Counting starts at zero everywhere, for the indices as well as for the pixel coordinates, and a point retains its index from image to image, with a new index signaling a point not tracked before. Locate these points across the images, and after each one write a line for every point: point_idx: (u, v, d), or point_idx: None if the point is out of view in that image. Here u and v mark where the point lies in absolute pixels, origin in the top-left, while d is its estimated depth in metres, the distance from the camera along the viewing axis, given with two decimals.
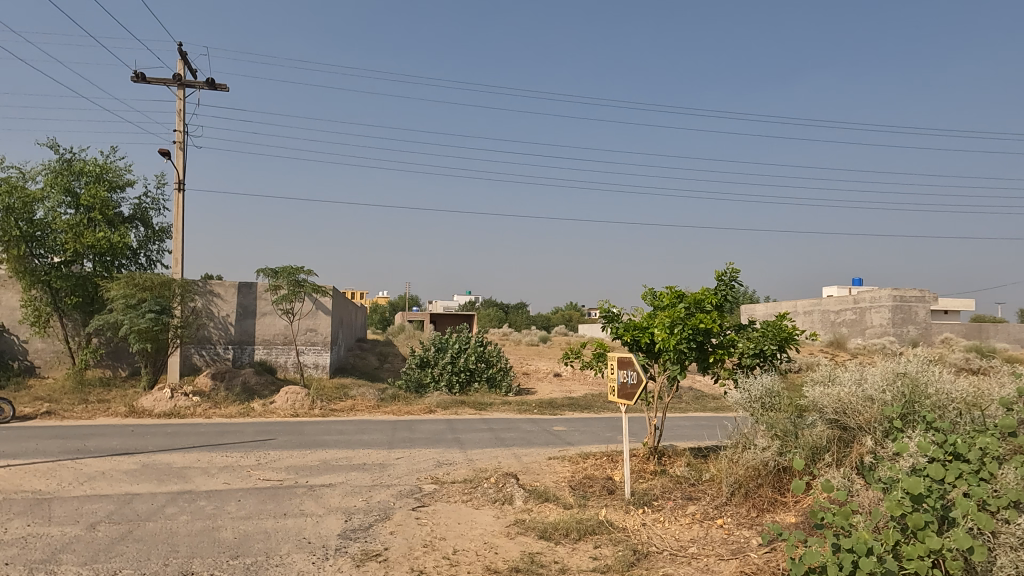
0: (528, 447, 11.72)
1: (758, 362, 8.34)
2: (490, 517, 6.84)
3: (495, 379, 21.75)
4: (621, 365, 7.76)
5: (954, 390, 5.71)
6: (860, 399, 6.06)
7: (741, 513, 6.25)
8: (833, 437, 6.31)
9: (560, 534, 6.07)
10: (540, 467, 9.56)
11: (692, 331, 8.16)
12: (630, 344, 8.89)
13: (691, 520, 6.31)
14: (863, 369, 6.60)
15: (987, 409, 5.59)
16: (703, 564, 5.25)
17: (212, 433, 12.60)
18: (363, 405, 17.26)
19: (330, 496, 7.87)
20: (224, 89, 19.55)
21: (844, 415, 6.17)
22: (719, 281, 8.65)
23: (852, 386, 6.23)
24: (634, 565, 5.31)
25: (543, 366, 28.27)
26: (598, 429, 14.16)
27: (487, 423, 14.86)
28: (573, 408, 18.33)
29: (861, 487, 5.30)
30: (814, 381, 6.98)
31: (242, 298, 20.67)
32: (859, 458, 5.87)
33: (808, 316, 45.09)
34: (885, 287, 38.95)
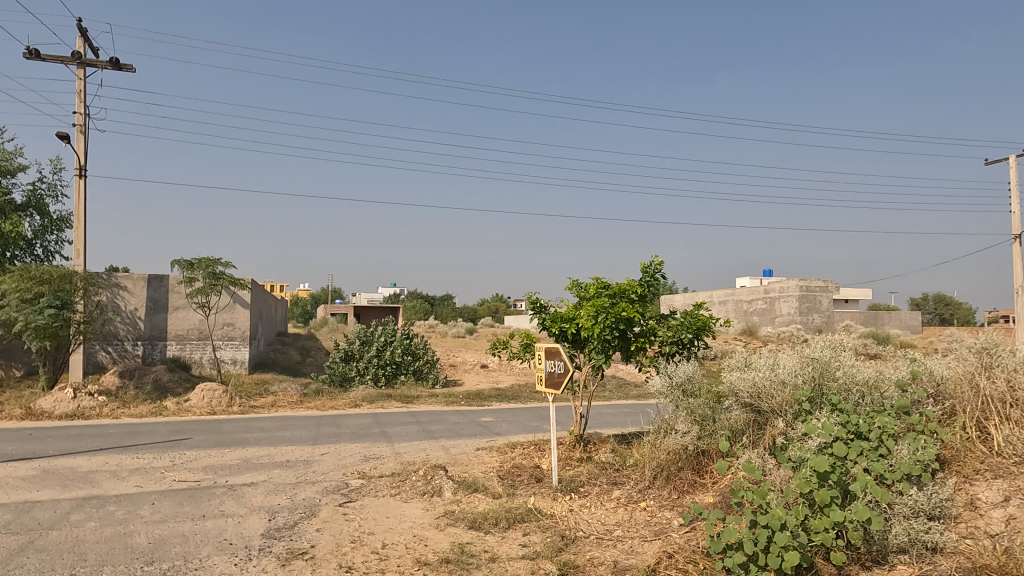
0: (456, 438, 11.74)
1: (678, 349, 8.66)
2: (419, 510, 6.81)
3: (421, 372, 21.63)
4: (548, 354, 7.87)
5: (858, 373, 6.09)
6: (773, 382, 6.38)
7: (663, 496, 6.49)
8: (748, 420, 6.58)
9: (489, 524, 6.13)
10: (468, 458, 9.59)
11: (616, 321, 8.36)
12: (556, 334, 9.03)
13: (616, 504, 6.51)
14: (775, 355, 6.96)
15: (885, 391, 5.99)
16: (628, 546, 5.44)
17: (120, 434, 11.89)
18: (286, 401, 16.74)
19: (251, 496, 7.62)
20: (130, 69, 18.39)
21: (758, 399, 6.47)
22: (642, 271, 8.86)
23: (766, 371, 6.56)
24: (561, 550, 5.43)
25: (470, 358, 28.38)
26: (524, 419, 14.34)
27: (413, 416, 14.78)
28: (500, 399, 18.49)
29: (774, 466, 5.60)
30: (730, 367, 7.29)
31: (152, 292, 19.60)
32: (771, 439, 6.16)
33: (723, 307, 47.14)
34: (792, 278, 41.17)
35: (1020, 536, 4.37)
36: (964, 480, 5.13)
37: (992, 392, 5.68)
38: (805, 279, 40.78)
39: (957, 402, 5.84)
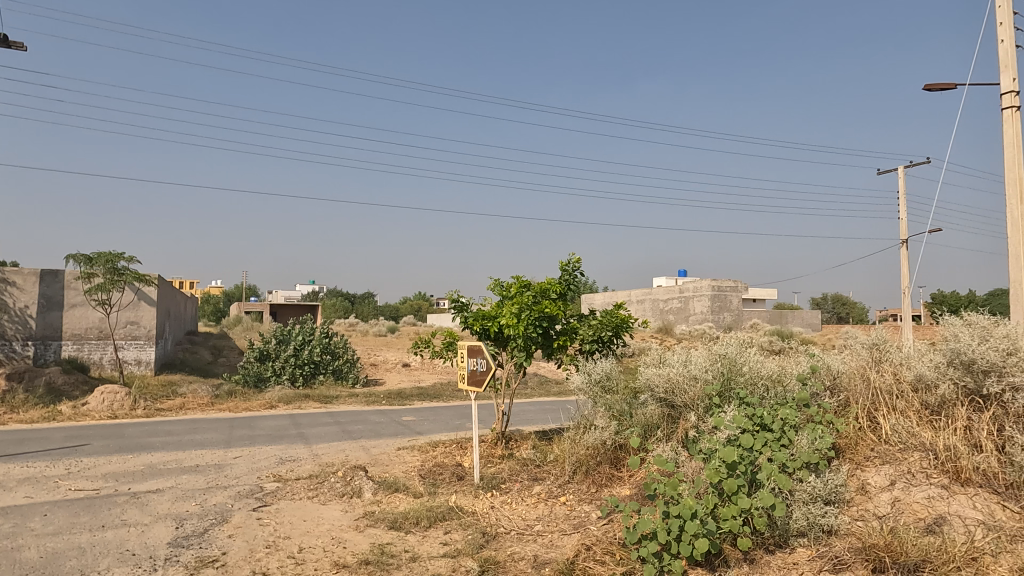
0: (377, 438, 11.56)
1: (598, 347, 8.86)
2: (337, 512, 6.67)
3: (341, 371, 21.15)
4: (470, 352, 7.87)
5: (763, 368, 6.45)
6: (686, 378, 6.66)
7: (582, 490, 6.64)
8: (663, 415, 6.82)
9: (410, 523, 6.08)
10: (389, 458, 9.47)
11: (538, 318, 8.48)
12: (479, 333, 9.05)
13: (537, 500, 6.61)
14: (688, 352, 7.25)
15: (787, 384, 6.37)
16: (548, 540, 5.53)
17: (7, 441, 10.98)
18: (195, 403, 15.96)
19: (157, 503, 7.23)
20: (20, 47, 17.00)
21: (672, 394, 6.72)
22: (563, 270, 9.02)
23: (679, 367, 6.83)
24: (482, 547, 5.46)
25: (392, 356, 28.00)
26: (447, 418, 14.30)
27: (332, 417, 14.43)
28: (422, 397, 18.34)
29: (686, 458, 5.83)
30: (646, 364, 7.54)
31: (45, 288, 18.21)
32: (684, 432, 6.42)
33: (641, 305, 48.61)
34: (705, 278, 42.96)
35: (904, 516, 4.77)
36: (856, 467, 5.53)
37: (882, 385, 6.15)
38: (717, 279, 42.66)
39: (850, 394, 6.29)
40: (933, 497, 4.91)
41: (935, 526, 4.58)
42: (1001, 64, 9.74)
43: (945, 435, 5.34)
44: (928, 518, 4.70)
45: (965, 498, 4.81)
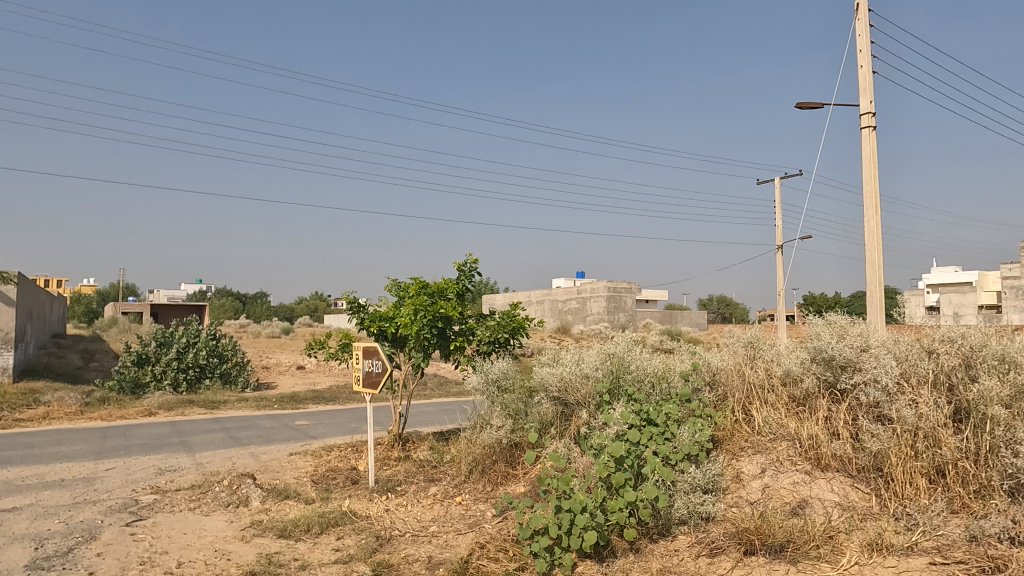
0: (267, 444, 11.10)
1: (494, 348, 8.96)
2: (222, 523, 6.35)
3: (230, 375, 20.11)
4: (366, 353, 7.74)
5: (649, 366, 6.77)
6: (578, 376, 6.88)
7: (478, 489, 6.70)
8: (556, 412, 7.00)
9: (300, 531, 5.89)
10: (280, 464, 9.11)
11: (434, 319, 8.48)
12: (375, 333, 8.91)
13: (432, 500, 6.59)
14: (580, 351, 7.48)
15: (671, 381, 6.72)
16: (442, 540, 5.54)
17: None
18: (61, 412, 14.65)
19: (12, 523, 6.57)
20: None
21: (565, 393, 6.91)
22: (461, 270, 9.05)
23: (572, 366, 7.03)
24: (375, 551, 5.38)
25: (285, 359, 26.95)
26: (343, 421, 13.95)
27: (219, 423, 13.70)
28: (317, 401, 17.79)
29: (578, 454, 6.02)
30: (541, 364, 7.70)
31: None
32: (576, 429, 6.62)
33: (540, 306, 49.51)
34: (601, 280, 44.39)
35: (772, 501, 5.18)
36: (732, 457, 5.93)
37: (755, 379, 6.63)
38: (612, 281, 44.21)
39: (727, 389, 6.73)
40: (797, 482, 5.36)
41: (798, 509, 5.00)
42: (860, 87, 10.75)
43: (808, 425, 5.84)
44: (793, 502, 5.12)
45: (824, 482, 5.29)
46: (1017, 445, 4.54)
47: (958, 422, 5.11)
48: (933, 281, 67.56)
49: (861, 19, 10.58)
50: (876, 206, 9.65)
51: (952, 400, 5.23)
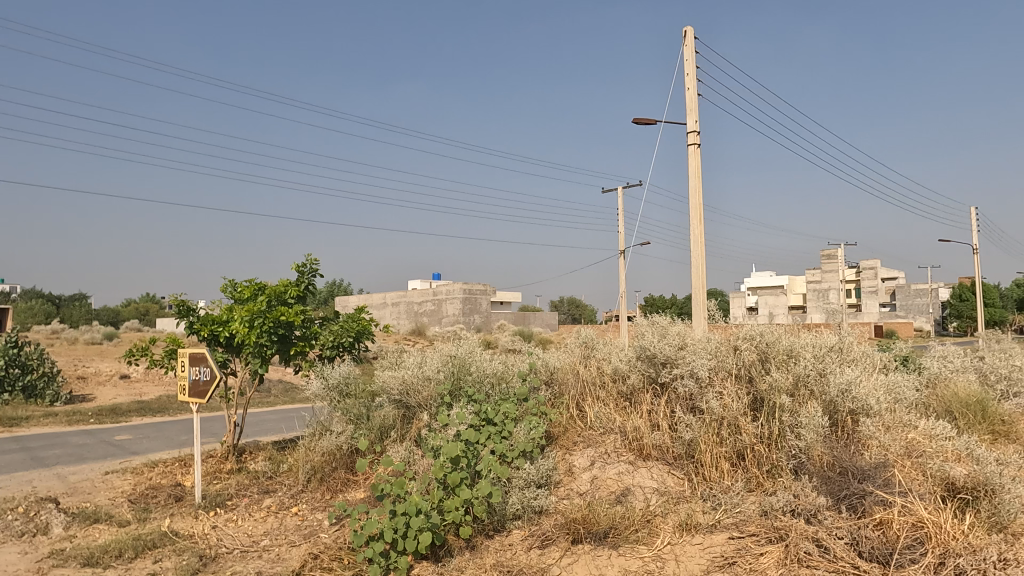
0: (78, 464, 9.97)
1: (338, 352, 8.72)
2: (13, 556, 5.61)
3: (35, 387, 17.78)
4: (194, 361, 7.22)
5: (489, 367, 6.94)
6: (419, 379, 6.90)
7: (315, 498, 6.50)
8: (398, 415, 6.96)
9: (110, 557, 5.36)
10: (92, 484, 8.23)
11: (273, 325, 8.09)
12: (207, 339, 8.33)
13: (266, 513, 6.29)
14: (423, 354, 7.50)
15: (509, 381, 6.95)
16: (274, 554, 5.31)
17: None
18: None
19: None
20: None
21: (406, 396, 6.90)
22: (302, 272, 8.71)
23: (413, 368, 7.04)
24: (198, 571, 5.04)
25: (105, 367, 24.30)
26: (171, 434, 12.87)
27: (18, 443, 12.06)
28: (142, 413, 16.24)
29: (418, 456, 6.04)
30: (383, 367, 7.62)
31: None
32: (417, 431, 6.64)
33: (395, 308, 48.84)
34: (456, 282, 44.72)
35: (599, 491, 5.52)
36: (565, 451, 6.25)
37: (587, 377, 7.06)
38: (467, 283, 44.71)
39: (563, 387, 7.09)
40: (622, 472, 5.76)
41: (622, 497, 5.37)
42: (687, 107, 11.76)
43: (633, 418, 6.31)
44: (618, 491, 5.50)
45: (645, 471, 5.74)
46: (799, 429, 5.23)
47: (755, 410, 5.78)
48: (753, 284, 75.34)
49: (687, 45, 11.57)
50: (700, 216, 10.61)
51: (751, 390, 5.89)
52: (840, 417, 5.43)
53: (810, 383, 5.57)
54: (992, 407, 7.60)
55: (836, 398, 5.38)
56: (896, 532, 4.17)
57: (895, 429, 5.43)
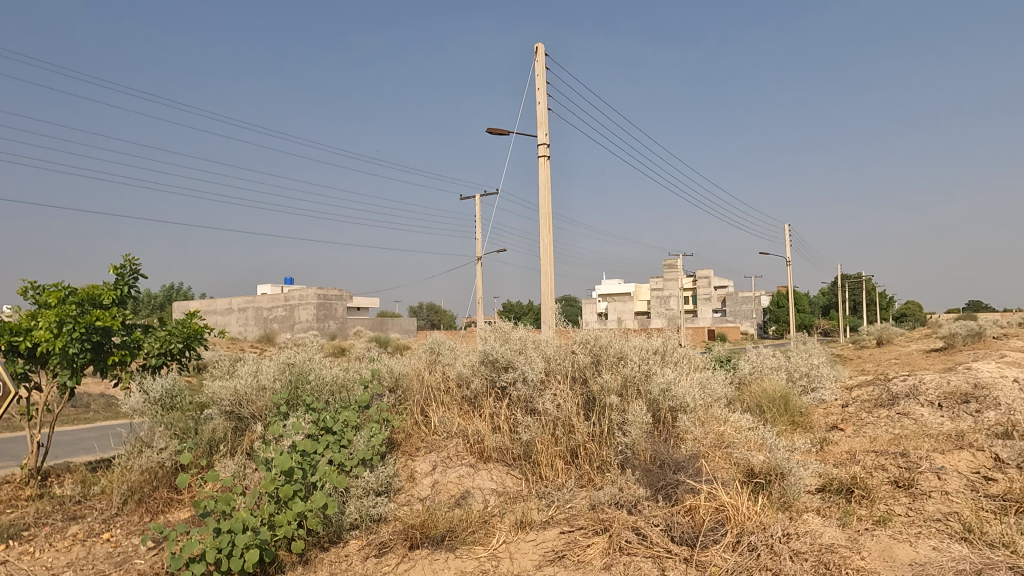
0: None
1: (165, 361, 8.04)
2: None
3: None
4: None
5: (330, 375, 6.75)
6: (254, 389, 6.56)
7: (132, 522, 5.96)
8: (229, 428, 6.55)
9: None
10: None
11: (87, 331, 7.29)
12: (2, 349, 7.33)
13: (71, 542, 5.66)
14: (259, 363, 7.13)
15: (351, 389, 6.80)
16: None
17: None
18: None
19: None
20: None
21: (239, 407, 6.51)
22: (122, 273, 7.94)
23: (247, 378, 6.67)
24: None
25: None
26: None
27: None
28: None
29: (250, 469, 5.73)
30: (214, 377, 7.14)
31: None
32: (250, 444, 6.29)
33: (242, 314, 45.96)
34: (310, 286, 42.98)
35: (439, 495, 5.55)
36: (407, 457, 6.23)
37: (433, 384, 7.13)
38: (322, 288, 43.16)
39: (407, 394, 7.07)
40: (462, 475, 5.84)
41: (461, 499, 5.44)
42: (538, 120, 12.20)
43: (475, 422, 6.43)
44: (457, 494, 5.56)
45: (485, 473, 5.87)
46: (626, 426, 5.61)
47: (588, 409, 6.12)
48: (604, 291, 79.49)
49: (537, 60, 12.01)
50: (548, 225, 11.03)
51: (584, 391, 6.23)
52: (662, 413, 5.89)
53: (636, 384, 5.99)
54: (792, 402, 8.63)
55: (658, 397, 5.82)
56: (703, 517, 4.60)
57: (708, 423, 5.98)
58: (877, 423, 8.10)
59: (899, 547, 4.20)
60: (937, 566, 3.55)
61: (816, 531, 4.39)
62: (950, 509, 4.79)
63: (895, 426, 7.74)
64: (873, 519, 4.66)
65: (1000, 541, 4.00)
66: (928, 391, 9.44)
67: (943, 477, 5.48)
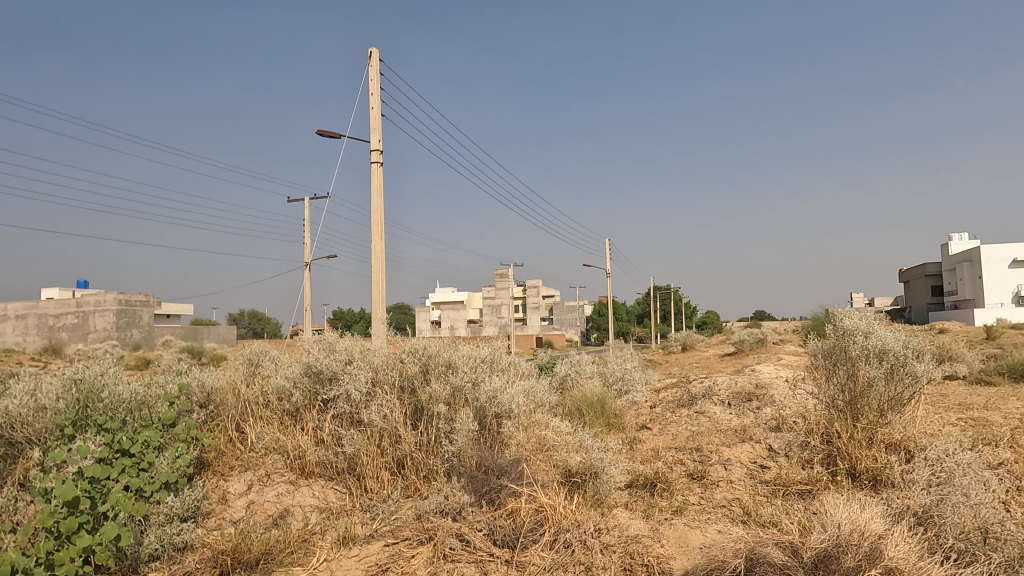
0: None
1: None
2: None
3: None
4: None
5: (128, 391, 6.06)
6: (31, 410, 5.70)
7: None
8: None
9: None
10: None
11: None
12: None
13: None
14: (38, 379, 6.22)
15: (154, 406, 6.16)
16: None
17: None
18: None
19: None
20: None
21: (10, 431, 5.61)
22: None
23: (23, 397, 5.78)
24: None
25: None
26: None
27: None
28: None
29: (24, 503, 4.96)
30: None
31: None
32: (24, 473, 5.44)
33: (21, 321, 39.78)
34: (109, 291, 38.35)
35: (255, 516, 5.21)
36: (219, 477, 5.77)
37: (250, 398, 6.71)
38: (124, 293, 38.73)
39: (220, 410, 6.58)
40: (281, 493, 5.54)
41: (279, 519, 5.15)
42: (371, 126, 11.99)
43: (296, 437, 6.14)
44: (275, 514, 5.25)
45: (306, 490, 5.62)
46: (453, 435, 5.70)
47: (415, 419, 6.12)
48: (437, 299, 79.79)
49: (372, 65, 11.82)
50: (380, 232, 10.86)
51: (412, 401, 6.21)
52: (487, 420, 6.05)
53: (464, 393, 6.10)
54: (608, 404, 9.29)
55: (485, 404, 5.97)
56: (523, 518, 4.80)
57: (531, 428, 6.25)
58: (679, 422, 8.98)
59: (691, 533, 4.70)
60: (720, 547, 4.01)
61: (623, 524, 4.77)
62: (733, 496, 5.44)
63: (693, 424, 8.64)
64: (672, 509, 5.16)
65: (770, 521, 4.63)
66: (720, 391, 10.65)
67: (729, 467, 6.22)
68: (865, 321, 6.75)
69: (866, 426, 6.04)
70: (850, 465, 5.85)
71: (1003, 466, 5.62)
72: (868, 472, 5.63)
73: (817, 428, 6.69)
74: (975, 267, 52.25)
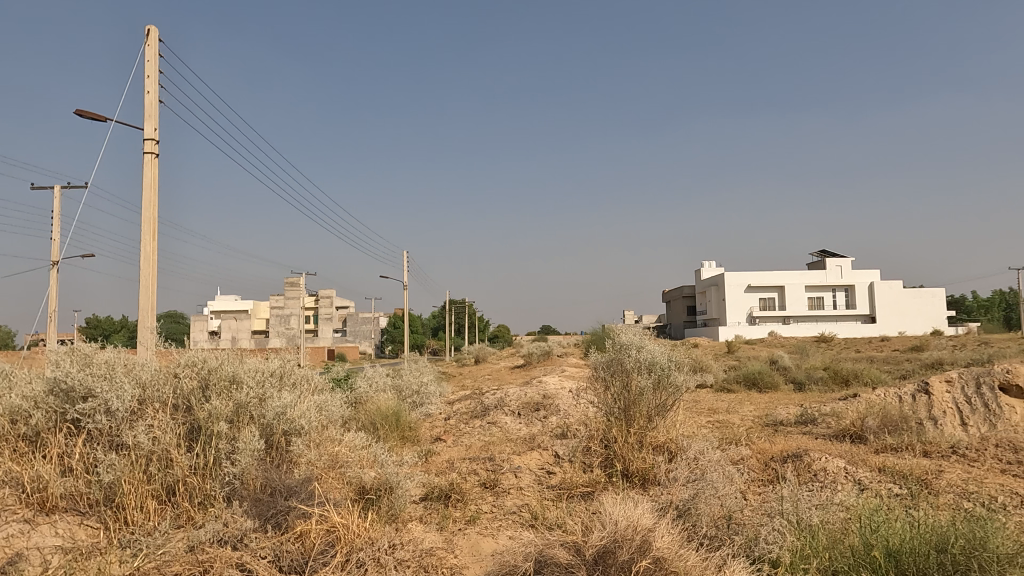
0: None
1: None
2: None
3: None
4: None
5: None
6: None
7: None
8: None
9: None
10: None
11: None
12: None
13: None
14: None
15: None
16: None
17: None
18: None
19: None
20: None
21: None
22: None
23: None
24: None
25: None
26: None
27: None
28: None
29: None
30: None
31: None
32: None
33: None
34: None
35: None
36: None
37: None
38: None
39: None
40: (12, 535, 4.63)
41: (9, 566, 4.27)
42: (146, 112, 10.73)
43: (34, 466, 5.18)
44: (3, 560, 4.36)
45: (47, 528, 4.78)
46: (235, 455, 5.25)
47: (190, 439, 5.51)
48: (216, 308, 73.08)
49: (150, 44, 10.60)
50: (153, 231, 9.71)
51: (187, 419, 5.59)
52: (275, 438, 5.68)
53: (249, 409, 5.62)
54: (402, 417, 9.24)
55: (272, 421, 5.59)
56: (312, 540, 4.56)
57: (320, 446, 6.00)
58: (472, 433, 9.22)
59: (484, 541, 4.83)
60: (511, 552, 4.19)
61: (417, 538, 4.74)
62: (522, 502, 5.71)
63: (486, 434, 8.93)
64: (465, 519, 5.26)
65: (555, 523, 4.94)
66: (511, 402, 11.16)
67: (519, 475, 6.52)
68: (637, 337, 7.52)
69: (637, 431, 6.73)
70: (624, 466, 6.46)
71: (741, 460, 6.62)
72: (639, 472, 6.27)
73: (596, 434, 7.28)
74: (720, 290, 61.07)
